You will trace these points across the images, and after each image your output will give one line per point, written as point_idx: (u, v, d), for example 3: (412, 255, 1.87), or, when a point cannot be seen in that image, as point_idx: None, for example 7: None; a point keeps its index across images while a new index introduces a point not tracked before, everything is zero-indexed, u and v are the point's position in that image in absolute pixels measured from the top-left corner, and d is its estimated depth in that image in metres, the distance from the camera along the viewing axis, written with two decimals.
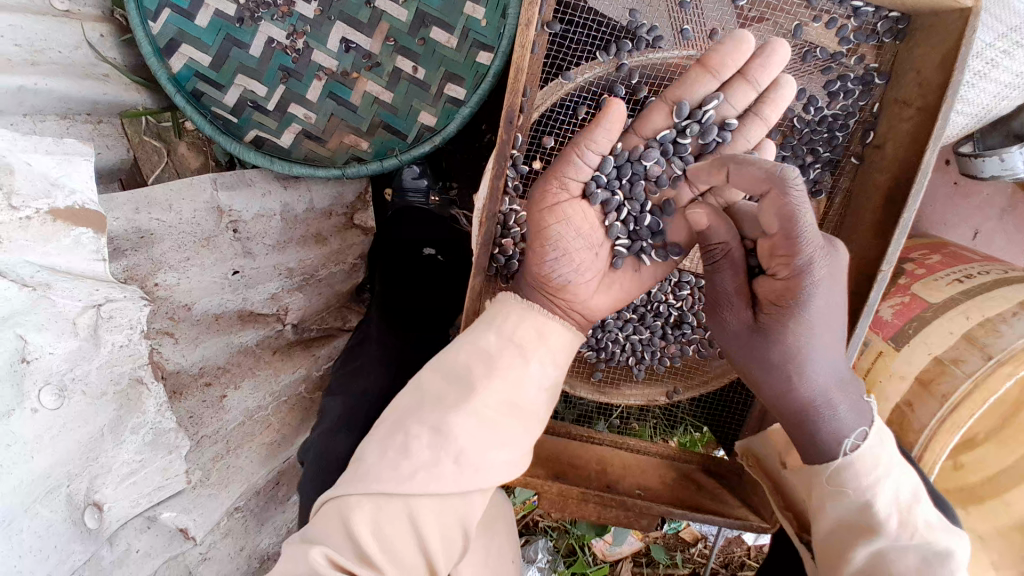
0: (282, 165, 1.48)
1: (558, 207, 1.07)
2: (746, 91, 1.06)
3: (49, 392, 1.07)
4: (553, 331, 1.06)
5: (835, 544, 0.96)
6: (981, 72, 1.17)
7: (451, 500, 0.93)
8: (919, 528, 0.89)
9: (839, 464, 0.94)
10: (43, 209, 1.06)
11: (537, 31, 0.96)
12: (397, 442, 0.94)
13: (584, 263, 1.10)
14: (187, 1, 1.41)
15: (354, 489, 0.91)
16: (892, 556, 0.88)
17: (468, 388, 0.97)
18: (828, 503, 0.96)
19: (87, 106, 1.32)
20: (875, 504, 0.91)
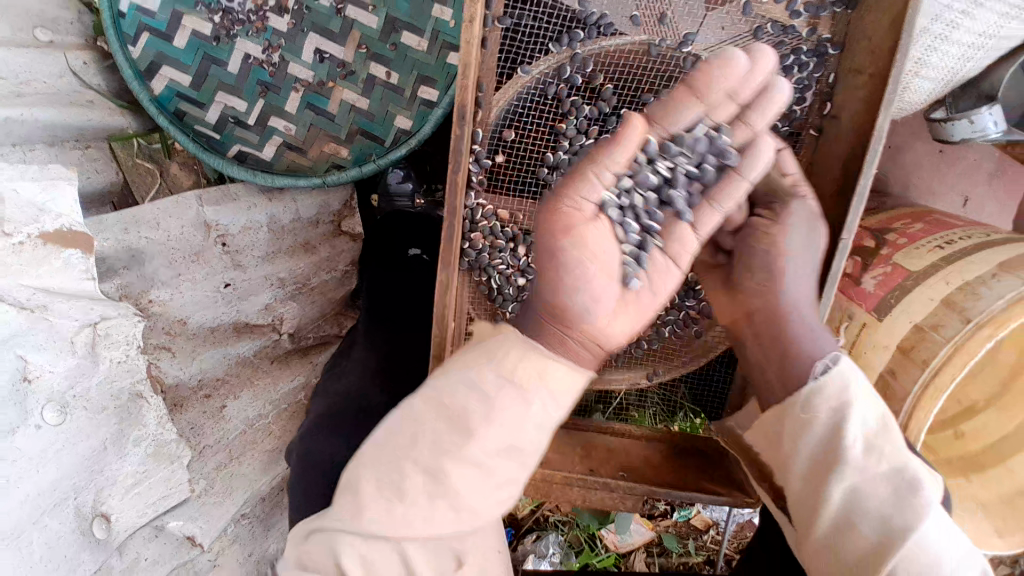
0: (265, 177, 1.52)
1: (572, 226, 0.99)
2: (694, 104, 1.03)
3: (52, 409, 1.11)
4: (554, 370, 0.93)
5: (810, 484, 0.98)
6: (941, 35, 1.17)
7: (443, 540, 0.93)
8: (886, 452, 0.93)
9: (811, 391, 0.97)
10: (34, 234, 1.11)
11: (488, 30, 1.04)
12: (391, 479, 0.88)
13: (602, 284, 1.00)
14: (164, 23, 1.44)
15: (347, 529, 0.89)
16: (864, 489, 0.92)
17: (467, 431, 0.87)
18: (802, 436, 0.99)
19: (75, 132, 1.35)
20: (846, 429, 0.94)
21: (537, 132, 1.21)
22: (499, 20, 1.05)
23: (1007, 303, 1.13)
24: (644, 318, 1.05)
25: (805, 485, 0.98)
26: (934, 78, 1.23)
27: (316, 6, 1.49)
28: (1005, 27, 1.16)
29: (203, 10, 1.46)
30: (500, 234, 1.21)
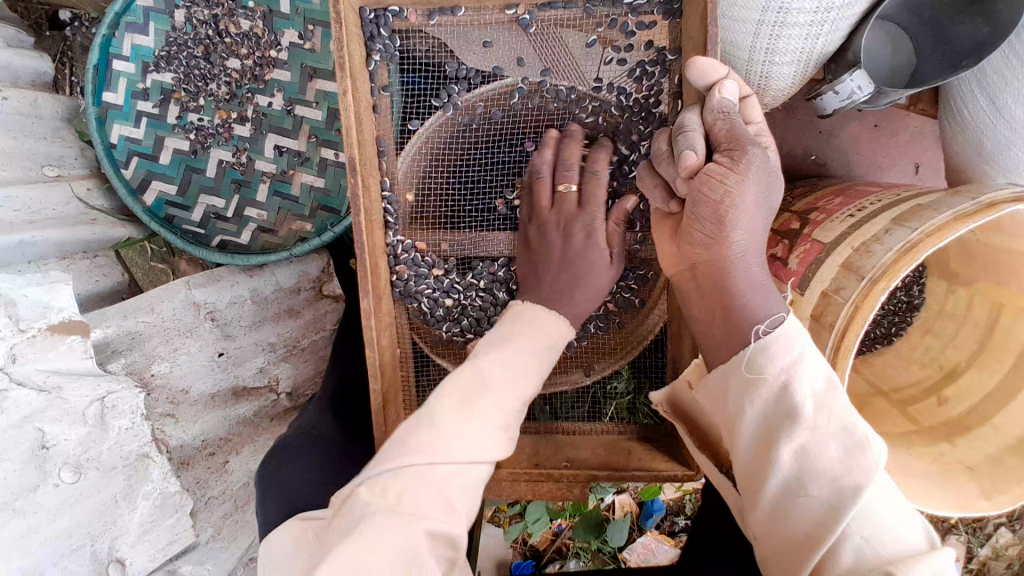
0: (242, 258, 1.76)
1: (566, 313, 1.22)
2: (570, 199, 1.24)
3: (68, 469, 1.34)
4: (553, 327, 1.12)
5: (758, 448, 0.99)
6: (777, 22, 1.25)
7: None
8: (838, 416, 0.93)
9: (754, 349, 1.00)
10: (43, 327, 1.37)
11: (376, 97, 1.26)
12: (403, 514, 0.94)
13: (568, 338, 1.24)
14: (150, 148, 1.77)
15: None
16: (814, 447, 0.92)
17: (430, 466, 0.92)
18: (750, 400, 1.00)
19: (81, 245, 1.64)
20: (791, 385, 0.95)
21: (437, 171, 1.38)
22: (383, 90, 1.27)
23: (895, 254, 1.18)
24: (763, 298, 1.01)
25: (754, 457, 0.99)
26: (791, 61, 1.32)
27: (270, 111, 1.78)
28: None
29: (180, 131, 1.78)
30: (421, 263, 1.37)
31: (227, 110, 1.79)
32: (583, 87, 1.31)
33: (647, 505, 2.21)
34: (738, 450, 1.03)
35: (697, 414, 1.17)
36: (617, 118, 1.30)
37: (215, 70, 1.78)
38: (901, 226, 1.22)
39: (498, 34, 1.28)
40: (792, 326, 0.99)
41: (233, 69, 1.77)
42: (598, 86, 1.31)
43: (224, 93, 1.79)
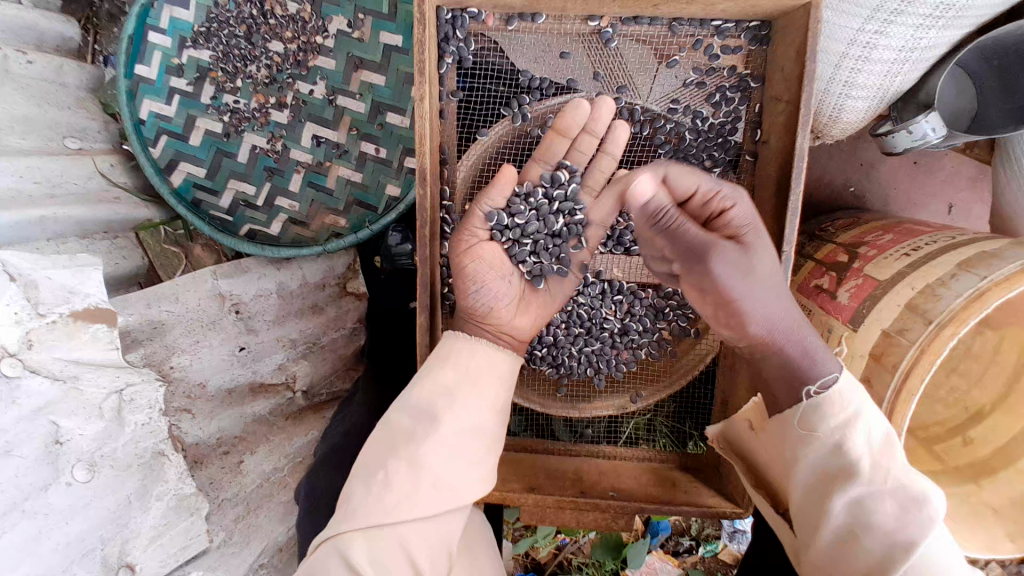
0: (272, 250, 1.68)
1: (473, 250, 1.18)
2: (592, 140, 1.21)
3: (81, 468, 1.25)
4: (499, 361, 1.18)
5: (813, 497, 1.00)
6: (862, 56, 1.25)
7: (432, 525, 1.08)
8: (893, 473, 0.93)
9: (808, 406, 0.99)
10: (65, 313, 1.27)
11: (443, 103, 1.21)
12: (378, 478, 1.07)
13: (500, 290, 1.20)
14: (181, 127, 1.68)
15: (347, 525, 1.05)
16: (869, 504, 0.92)
17: (434, 421, 1.09)
18: (804, 453, 1.00)
19: (103, 225, 1.56)
20: (845, 444, 0.95)
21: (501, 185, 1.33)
22: (451, 94, 1.22)
23: (964, 300, 1.18)
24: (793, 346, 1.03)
25: (809, 507, 1.00)
26: (866, 95, 1.32)
27: (311, 99, 1.70)
28: (924, 37, 1.21)
29: (214, 112, 1.70)
30: None
31: (265, 94, 1.71)
32: (661, 106, 1.27)
33: (654, 524, 2.18)
34: (794, 498, 1.04)
35: (750, 457, 1.17)
36: (692, 141, 1.25)
37: (256, 52, 1.68)
38: (969, 273, 1.22)
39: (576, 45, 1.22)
40: (846, 384, 0.98)
41: (275, 52, 1.68)
42: (675, 108, 1.25)
43: (263, 76, 1.70)
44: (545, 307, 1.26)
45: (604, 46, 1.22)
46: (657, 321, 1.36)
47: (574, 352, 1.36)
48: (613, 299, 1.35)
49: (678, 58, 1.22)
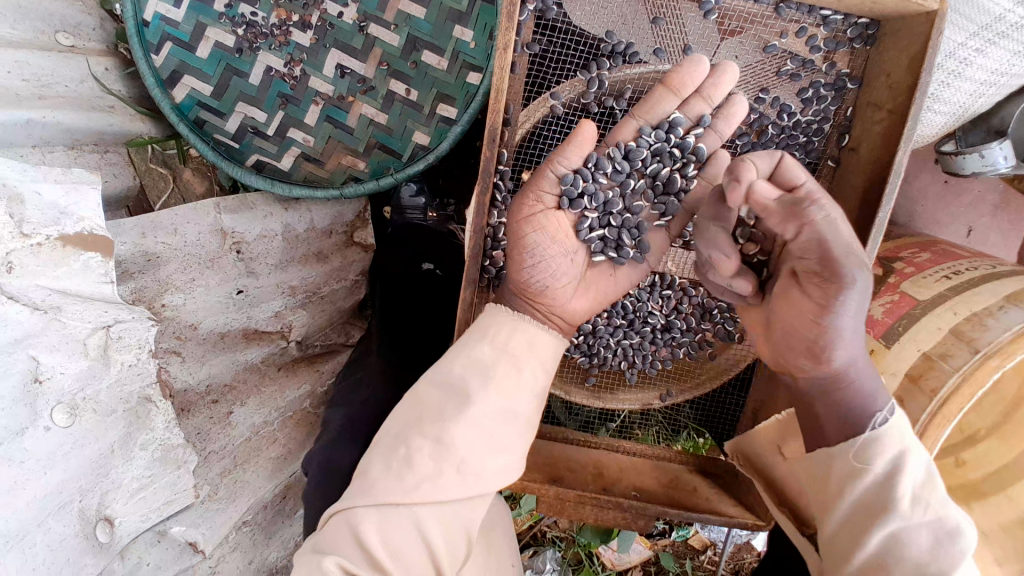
0: (282, 187, 1.55)
1: (534, 218, 1.07)
2: (701, 106, 1.11)
3: (62, 411, 1.10)
4: (542, 339, 1.06)
5: (849, 530, 0.94)
6: (954, 71, 1.24)
7: (454, 509, 0.96)
8: (935, 509, 0.89)
9: (866, 438, 0.92)
10: (53, 236, 1.09)
11: (517, 55, 1.06)
12: (399, 454, 0.95)
13: (561, 269, 1.10)
14: (188, 34, 1.49)
15: (361, 501, 0.93)
16: (908, 534, 0.88)
17: (466, 399, 0.97)
18: (847, 484, 0.94)
19: (94, 136, 1.41)
20: (897, 479, 0.90)
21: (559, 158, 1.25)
22: (526, 47, 1.08)
23: (1012, 334, 1.16)
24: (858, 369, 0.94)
25: (843, 529, 0.95)
26: (947, 112, 1.32)
27: (339, 23, 1.52)
28: (1018, 64, 1.23)
29: (228, 22, 1.51)
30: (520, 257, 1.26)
31: (287, 10, 1.52)
32: (749, 93, 1.20)
33: None
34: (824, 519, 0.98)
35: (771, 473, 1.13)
36: (773, 136, 1.21)
37: None
38: (1017, 306, 1.21)
39: (670, 14, 1.12)
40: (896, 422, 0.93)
41: None
42: (762, 97, 1.20)
43: None
44: (600, 289, 1.17)
45: (701, 17, 1.11)
46: (701, 321, 1.33)
47: (610, 343, 1.34)
48: (660, 295, 1.32)
49: (778, 43, 1.14)
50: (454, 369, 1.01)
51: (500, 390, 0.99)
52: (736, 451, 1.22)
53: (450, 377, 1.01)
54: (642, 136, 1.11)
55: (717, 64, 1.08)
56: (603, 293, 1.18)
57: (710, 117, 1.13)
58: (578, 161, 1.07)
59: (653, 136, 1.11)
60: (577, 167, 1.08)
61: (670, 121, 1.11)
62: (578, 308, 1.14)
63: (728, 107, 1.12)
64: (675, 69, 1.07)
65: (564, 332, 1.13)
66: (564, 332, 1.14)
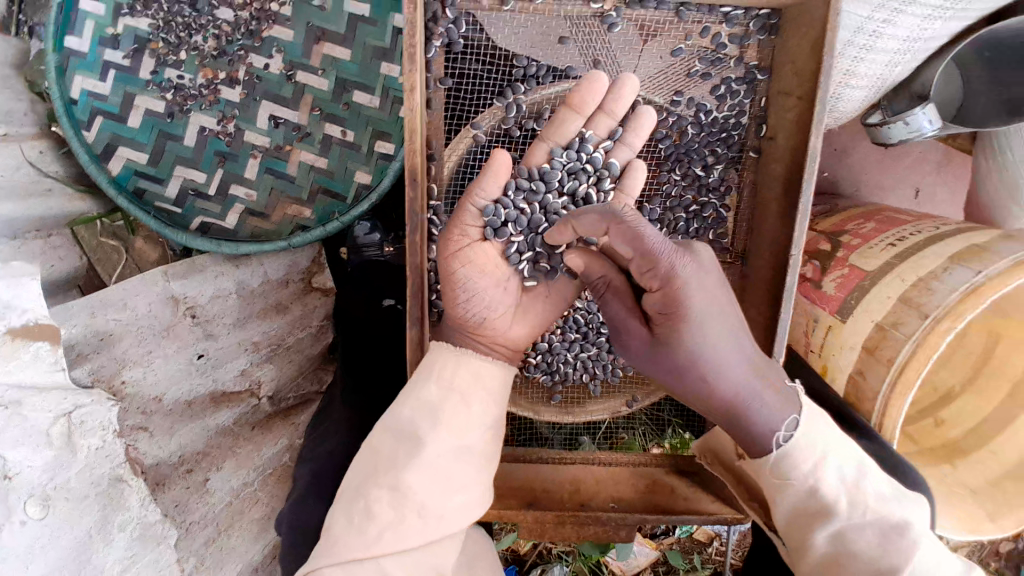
0: (229, 246, 1.54)
1: (462, 252, 1.08)
2: (607, 122, 1.15)
3: (34, 503, 1.08)
4: (488, 370, 1.06)
5: (794, 538, 0.95)
6: (867, 44, 1.24)
7: (422, 552, 0.96)
8: (871, 504, 0.90)
9: (775, 457, 0.93)
10: (0, 330, 1.11)
11: (430, 91, 1.09)
12: (358, 507, 0.95)
13: (495, 298, 1.11)
14: (117, 106, 1.49)
15: (325, 560, 0.92)
16: (851, 536, 0.89)
17: (416, 442, 0.97)
18: (778, 497, 0.95)
19: (34, 222, 1.41)
20: (821, 487, 0.91)
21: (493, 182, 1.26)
22: (438, 82, 1.10)
23: (960, 294, 1.17)
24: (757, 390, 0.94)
25: (791, 537, 0.96)
26: (864, 86, 1.33)
27: (265, 75, 1.52)
28: (930, 28, 1.24)
29: (155, 89, 1.51)
30: None
31: (213, 68, 1.52)
32: (664, 98, 1.21)
33: None
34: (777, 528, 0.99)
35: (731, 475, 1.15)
36: (694, 136, 1.22)
37: (201, 20, 1.49)
38: (961, 265, 1.22)
39: (577, 35, 1.13)
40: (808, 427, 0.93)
41: (224, 20, 1.49)
42: (677, 100, 1.21)
43: (211, 48, 1.51)
44: (546, 308, 1.18)
45: (607, 31, 1.14)
46: None
47: (569, 358, 1.35)
48: None
49: (683, 47, 1.16)
50: (402, 414, 1.01)
51: (451, 428, 0.99)
52: (702, 449, 1.22)
53: (401, 421, 1.00)
54: (554, 157, 1.15)
55: (616, 79, 1.09)
56: (547, 312, 1.18)
57: (619, 130, 1.16)
58: (496, 191, 1.10)
59: (566, 156, 1.15)
60: (497, 197, 1.11)
61: (579, 139, 1.15)
62: (523, 333, 1.15)
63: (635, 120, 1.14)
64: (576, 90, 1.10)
65: (512, 359, 1.13)
66: (512, 359, 1.14)
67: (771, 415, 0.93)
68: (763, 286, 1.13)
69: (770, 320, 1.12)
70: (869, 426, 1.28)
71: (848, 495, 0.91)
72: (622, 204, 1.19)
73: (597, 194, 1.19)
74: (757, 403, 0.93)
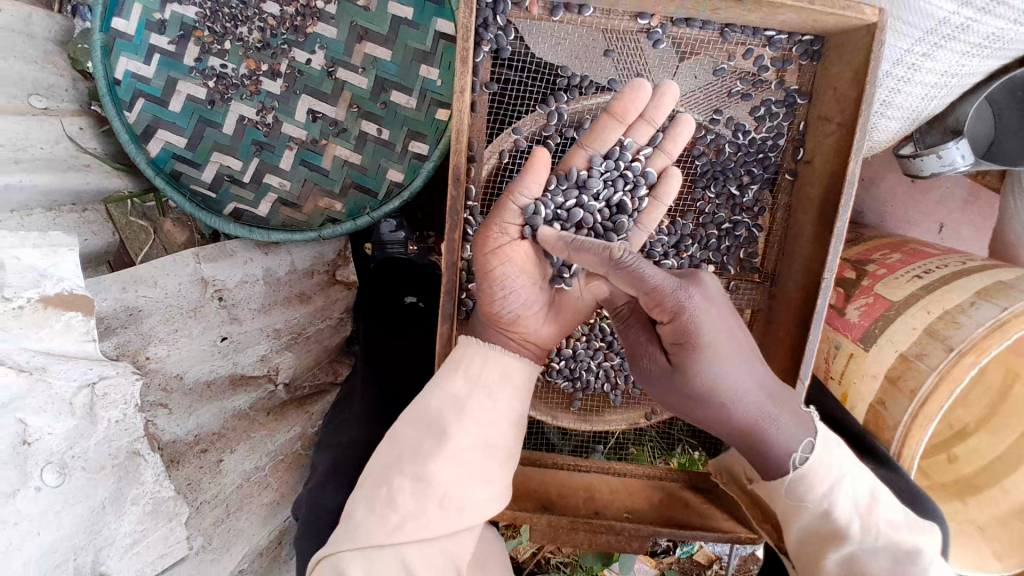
0: (261, 234, 1.56)
1: (500, 249, 1.10)
2: (647, 129, 1.17)
3: (51, 470, 1.08)
4: (515, 368, 1.09)
5: (806, 558, 0.97)
6: (904, 77, 1.27)
7: (439, 545, 0.97)
8: (882, 530, 0.91)
9: (793, 478, 0.94)
10: (34, 298, 1.11)
11: (476, 93, 1.09)
12: (381, 495, 0.97)
13: (529, 296, 1.14)
14: (160, 90, 1.52)
15: (345, 545, 0.93)
16: (863, 559, 0.91)
17: (442, 433, 0.99)
18: (793, 518, 0.96)
19: (72, 196, 1.43)
20: (835, 510, 0.92)
21: None
22: (484, 86, 1.11)
23: (985, 329, 1.18)
24: (758, 415, 0.95)
25: (804, 557, 0.97)
26: (899, 117, 1.35)
27: (307, 70, 1.56)
28: (967, 64, 1.26)
29: (198, 76, 1.54)
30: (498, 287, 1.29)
31: (257, 60, 1.56)
32: (702, 116, 1.22)
33: None
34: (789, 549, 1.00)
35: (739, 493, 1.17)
36: (731, 155, 1.24)
37: (248, 12, 1.52)
38: (987, 302, 1.23)
39: (621, 48, 1.16)
40: (824, 449, 0.93)
41: (270, 14, 1.52)
42: (717, 119, 1.23)
43: (255, 40, 1.54)
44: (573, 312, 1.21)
45: (652, 48, 1.15)
46: None
47: (592, 364, 1.36)
48: None
49: (726, 66, 1.18)
50: (427, 407, 1.03)
51: (477, 423, 1.01)
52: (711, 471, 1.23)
53: (428, 413, 1.02)
54: (592, 164, 1.15)
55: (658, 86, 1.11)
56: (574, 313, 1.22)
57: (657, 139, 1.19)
58: (536, 189, 1.11)
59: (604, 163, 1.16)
60: (538, 196, 1.12)
61: (619, 146, 1.16)
62: (551, 332, 1.18)
63: (674, 128, 1.16)
64: (619, 98, 1.11)
65: (539, 357, 1.16)
66: (538, 357, 1.16)
67: (790, 437, 0.94)
68: (792, 309, 1.15)
69: (795, 340, 1.14)
70: (887, 455, 1.28)
71: (861, 519, 0.92)
72: (653, 213, 1.21)
73: (631, 202, 1.20)
74: (775, 424, 0.95)
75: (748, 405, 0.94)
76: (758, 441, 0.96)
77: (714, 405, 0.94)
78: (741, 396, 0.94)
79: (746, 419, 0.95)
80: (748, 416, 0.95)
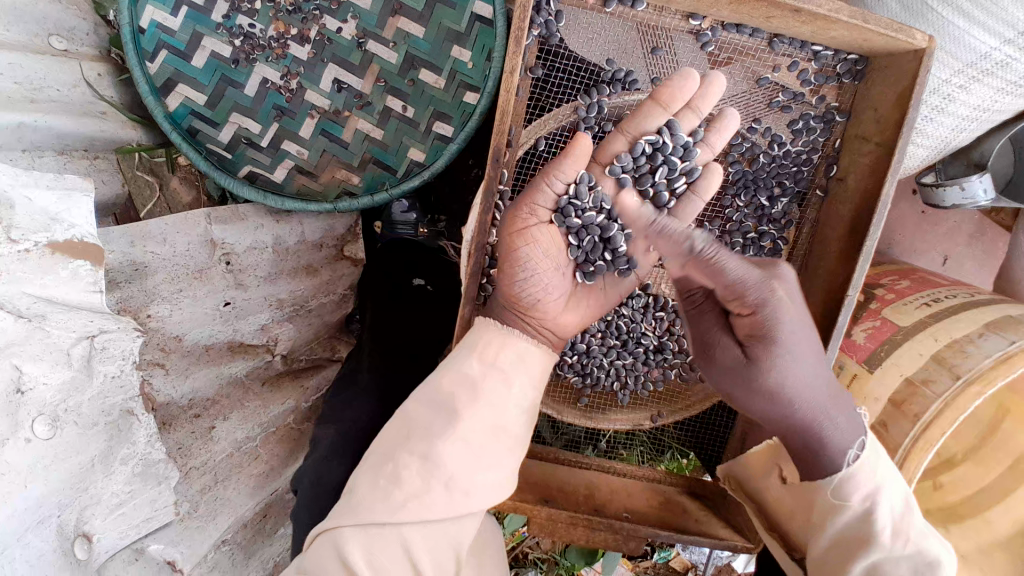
0: (275, 200, 1.53)
1: (526, 230, 1.09)
2: (692, 118, 1.14)
3: (43, 422, 1.01)
4: (531, 354, 1.06)
5: (831, 560, 0.99)
6: (937, 106, 1.30)
7: (441, 528, 0.96)
8: (912, 538, 0.95)
9: (843, 476, 0.96)
10: (42, 243, 1.02)
11: (520, 77, 1.07)
12: (386, 471, 0.95)
13: (550, 282, 1.12)
14: (184, 43, 1.48)
15: (347, 521, 0.92)
16: (887, 566, 0.94)
17: (453, 415, 0.97)
18: (828, 518, 0.99)
19: (84, 142, 1.40)
20: (876, 513, 0.94)
21: None
22: (528, 71, 1.09)
23: (993, 361, 1.20)
24: (817, 413, 0.96)
25: (829, 556, 1.00)
26: (927, 145, 1.38)
27: (337, 39, 1.52)
28: (999, 101, 1.30)
29: (225, 33, 1.50)
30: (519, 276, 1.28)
31: (286, 23, 1.52)
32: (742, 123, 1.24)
33: None
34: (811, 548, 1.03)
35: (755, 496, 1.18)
36: (765, 165, 1.26)
37: None
38: (996, 333, 1.25)
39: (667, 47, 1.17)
40: (875, 452, 0.97)
41: None
42: (754, 128, 1.25)
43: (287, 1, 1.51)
44: (590, 305, 1.20)
45: (698, 48, 1.17)
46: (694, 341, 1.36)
47: (604, 362, 1.37)
48: (653, 315, 1.36)
49: (770, 77, 1.19)
50: (440, 387, 1.01)
51: (489, 408, 0.99)
52: (730, 476, 1.25)
53: (441, 395, 1.00)
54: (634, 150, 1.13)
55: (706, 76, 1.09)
56: (592, 308, 1.20)
57: (701, 133, 1.16)
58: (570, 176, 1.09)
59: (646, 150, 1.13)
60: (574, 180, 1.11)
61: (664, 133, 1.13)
62: (567, 321, 1.16)
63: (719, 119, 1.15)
64: (665, 85, 1.09)
65: (553, 346, 1.14)
66: (554, 346, 1.15)
67: (844, 432, 0.96)
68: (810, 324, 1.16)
69: None
70: None
71: (894, 526, 0.95)
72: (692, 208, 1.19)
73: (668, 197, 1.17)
74: (830, 417, 0.96)
75: (813, 396, 0.95)
76: (811, 441, 0.97)
77: (784, 403, 0.94)
78: (810, 388, 0.94)
79: (809, 416, 0.96)
80: (811, 413, 0.95)
